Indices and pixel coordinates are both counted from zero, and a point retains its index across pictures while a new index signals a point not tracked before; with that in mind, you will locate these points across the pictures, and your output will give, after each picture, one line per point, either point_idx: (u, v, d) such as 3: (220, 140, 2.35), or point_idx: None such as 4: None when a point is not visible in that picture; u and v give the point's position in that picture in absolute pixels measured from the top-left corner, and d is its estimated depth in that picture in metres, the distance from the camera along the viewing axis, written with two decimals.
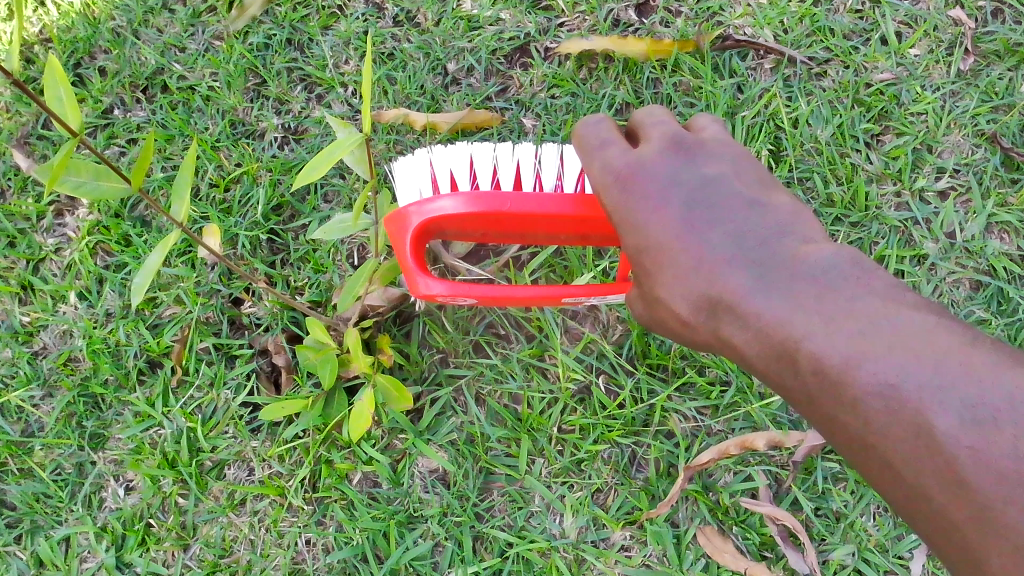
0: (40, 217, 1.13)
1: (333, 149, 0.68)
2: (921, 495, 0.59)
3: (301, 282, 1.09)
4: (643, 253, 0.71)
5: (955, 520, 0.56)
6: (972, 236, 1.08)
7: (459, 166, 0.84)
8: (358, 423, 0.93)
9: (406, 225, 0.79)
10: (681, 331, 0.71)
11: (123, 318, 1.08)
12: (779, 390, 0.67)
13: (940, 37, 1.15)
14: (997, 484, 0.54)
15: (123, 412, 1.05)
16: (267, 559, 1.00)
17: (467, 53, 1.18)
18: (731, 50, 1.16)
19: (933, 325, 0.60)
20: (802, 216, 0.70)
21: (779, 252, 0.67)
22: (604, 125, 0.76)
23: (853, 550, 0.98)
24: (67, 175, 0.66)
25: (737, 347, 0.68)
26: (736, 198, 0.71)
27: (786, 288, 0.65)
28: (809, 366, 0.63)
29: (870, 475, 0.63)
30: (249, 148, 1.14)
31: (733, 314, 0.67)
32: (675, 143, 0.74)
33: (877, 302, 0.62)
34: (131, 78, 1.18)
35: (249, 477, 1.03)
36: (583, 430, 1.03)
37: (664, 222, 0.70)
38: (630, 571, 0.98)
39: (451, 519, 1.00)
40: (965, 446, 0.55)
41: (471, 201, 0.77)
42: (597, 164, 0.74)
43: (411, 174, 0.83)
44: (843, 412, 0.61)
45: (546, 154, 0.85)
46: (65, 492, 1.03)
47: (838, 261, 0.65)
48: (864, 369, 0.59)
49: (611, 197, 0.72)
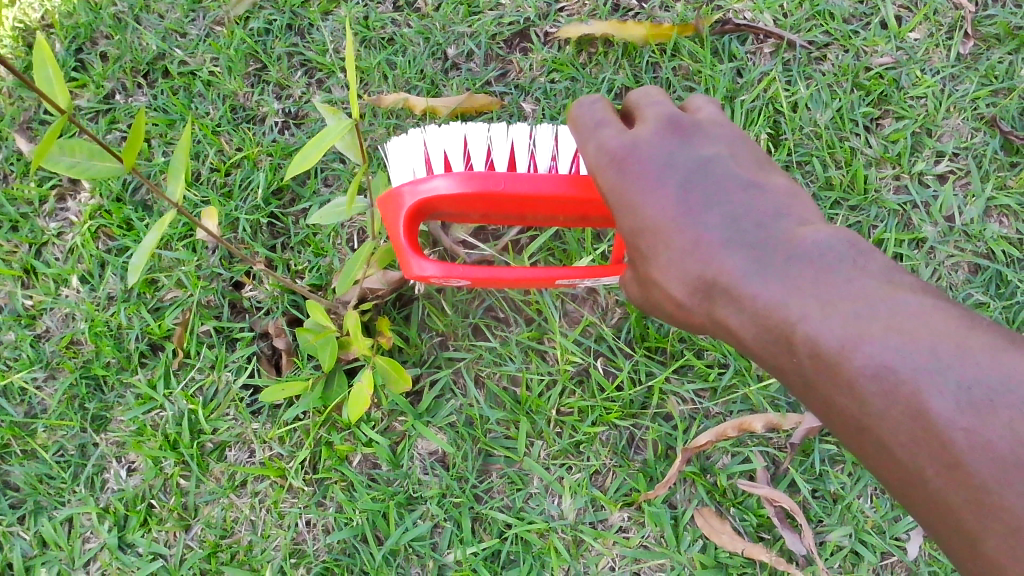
0: (43, 201, 1.14)
1: (327, 134, 0.69)
2: (916, 476, 0.59)
3: (301, 266, 1.09)
4: (639, 234, 0.71)
5: (952, 503, 0.57)
6: (972, 219, 1.08)
7: (453, 147, 0.83)
8: (357, 404, 0.93)
9: (400, 206, 0.79)
10: (676, 314, 0.71)
11: (125, 301, 1.09)
12: (773, 372, 0.67)
13: (941, 21, 1.14)
14: (993, 466, 0.54)
15: (125, 395, 1.06)
16: (268, 540, 1.01)
17: (467, 38, 1.18)
18: (731, 35, 1.17)
19: (928, 307, 0.61)
20: (797, 198, 0.70)
21: (775, 234, 0.67)
22: (599, 105, 0.76)
23: (849, 532, 0.98)
24: (59, 155, 0.66)
25: (732, 330, 0.68)
26: (732, 180, 0.71)
27: (783, 270, 0.65)
28: (805, 349, 0.63)
29: (864, 457, 0.63)
30: (250, 132, 1.15)
31: (729, 296, 0.67)
32: (670, 124, 0.74)
33: (872, 284, 0.62)
34: (133, 63, 1.18)
35: (250, 458, 1.04)
36: (581, 412, 1.03)
37: (660, 204, 0.70)
38: (628, 553, 0.99)
39: (450, 500, 1.01)
40: (960, 428, 0.55)
41: (464, 181, 0.77)
42: (591, 145, 0.74)
43: (405, 153, 0.84)
44: (838, 394, 0.61)
45: (541, 134, 0.84)
46: (69, 474, 1.04)
47: (834, 243, 0.65)
48: (860, 352, 0.59)
49: (606, 178, 0.73)
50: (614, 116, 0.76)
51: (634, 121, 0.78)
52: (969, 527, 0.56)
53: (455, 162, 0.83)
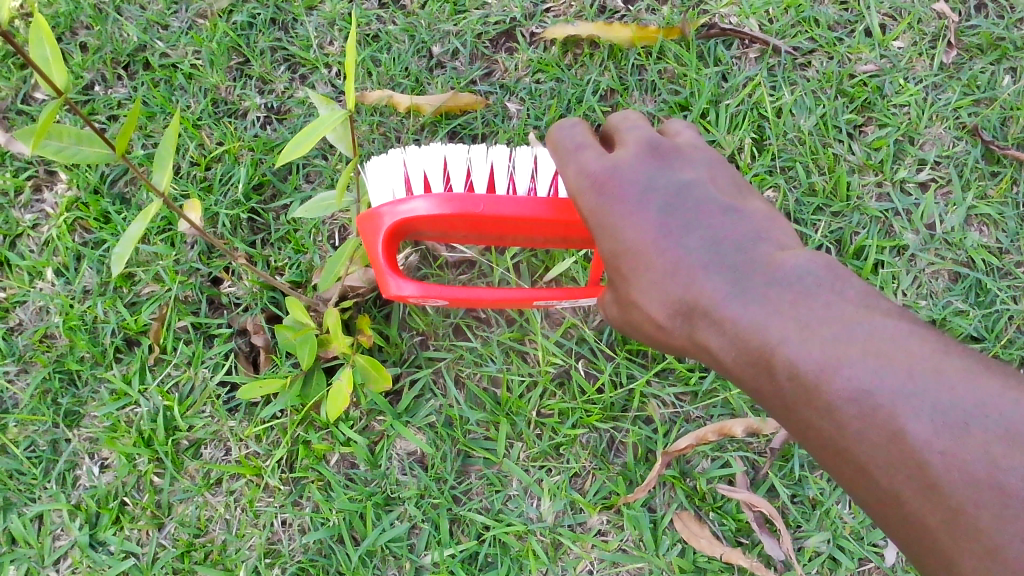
0: (18, 191, 1.12)
1: (318, 125, 0.68)
2: (893, 498, 0.58)
3: (281, 262, 1.08)
4: (619, 256, 0.70)
5: (928, 524, 0.56)
6: (952, 228, 1.08)
7: (432, 168, 0.83)
8: (336, 403, 0.92)
9: (378, 226, 0.78)
10: (656, 334, 0.71)
11: (101, 295, 1.07)
12: (753, 395, 0.67)
13: (924, 30, 1.15)
14: (968, 487, 0.54)
15: (99, 390, 1.04)
16: (243, 539, 0.99)
17: (452, 37, 1.17)
18: (716, 39, 1.17)
19: (905, 331, 0.61)
20: (774, 222, 0.71)
21: (755, 257, 0.67)
22: (578, 128, 0.76)
23: (827, 538, 0.98)
24: (47, 138, 0.65)
25: (712, 352, 0.67)
26: (711, 204, 0.71)
27: (762, 293, 0.65)
28: (784, 371, 0.63)
29: (842, 481, 0.62)
30: (231, 126, 1.13)
31: (709, 318, 0.66)
32: (649, 148, 0.75)
33: (851, 308, 0.62)
34: (113, 54, 1.17)
35: (226, 456, 1.02)
36: (562, 414, 1.03)
37: (641, 225, 0.70)
38: (607, 556, 0.98)
39: (428, 501, 1.00)
40: (937, 450, 0.55)
41: (443, 203, 0.76)
42: (571, 167, 0.74)
43: (383, 174, 0.82)
44: (818, 417, 0.61)
45: (519, 158, 0.84)
46: (40, 469, 1.02)
47: (812, 267, 0.65)
48: (840, 375, 0.59)
49: (587, 201, 0.72)
50: (593, 139, 0.75)
51: (614, 144, 0.78)
52: (946, 547, 0.55)
53: (434, 183, 0.83)
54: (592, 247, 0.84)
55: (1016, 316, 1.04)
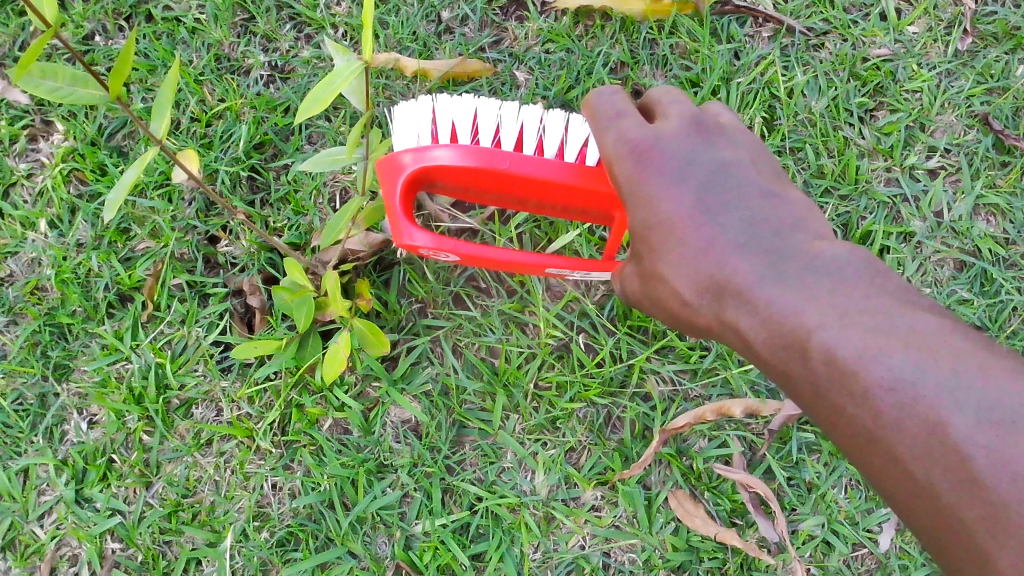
0: (13, 140, 1.09)
1: (334, 78, 0.66)
2: (927, 490, 0.59)
3: (280, 223, 1.07)
4: (651, 228, 0.72)
5: (964, 518, 0.57)
6: (960, 216, 1.08)
7: (462, 118, 0.82)
8: (332, 365, 0.91)
9: (399, 170, 0.77)
10: (679, 311, 0.72)
11: (95, 248, 1.05)
12: (778, 379, 0.68)
13: (940, 16, 1.14)
14: (1013, 484, 0.54)
15: (89, 344, 1.02)
16: (231, 501, 0.98)
17: (462, 2, 1.15)
18: (730, 16, 1.15)
19: (947, 328, 0.62)
20: (812, 213, 0.72)
21: (792, 243, 0.68)
22: (618, 96, 0.76)
23: (822, 522, 0.98)
24: (42, 78, 0.62)
25: (741, 332, 0.69)
26: (751, 186, 0.72)
27: (799, 278, 0.66)
28: (819, 356, 0.64)
29: (869, 469, 0.63)
30: (233, 83, 1.11)
31: (740, 298, 0.68)
32: (693, 123, 0.75)
33: (891, 302, 0.64)
34: (115, 5, 1.14)
35: (217, 417, 1.01)
36: (560, 388, 1.01)
37: (677, 198, 0.71)
38: (599, 532, 0.97)
39: (421, 469, 0.98)
40: (980, 445, 0.56)
41: (469, 154, 0.76)
42: (610, 134, 0.74)
43: (410, 118, 0.81)
44: (851, 404, 0.62)
45: (551, 119, 0.82)
46: (26, 423, 1.00)
47: (851, 259, 0.67)
48: (879, 363, 0.60)
49: (624, 168, 0.73)
50: (633, 109, 0.75)
51: (654, 116, 0.78)
52: (983, 543, 0.56)
53: (462, 134, 0.82)
54: (608, 223, 0.83)
55: (1020, 307, 1.04)
